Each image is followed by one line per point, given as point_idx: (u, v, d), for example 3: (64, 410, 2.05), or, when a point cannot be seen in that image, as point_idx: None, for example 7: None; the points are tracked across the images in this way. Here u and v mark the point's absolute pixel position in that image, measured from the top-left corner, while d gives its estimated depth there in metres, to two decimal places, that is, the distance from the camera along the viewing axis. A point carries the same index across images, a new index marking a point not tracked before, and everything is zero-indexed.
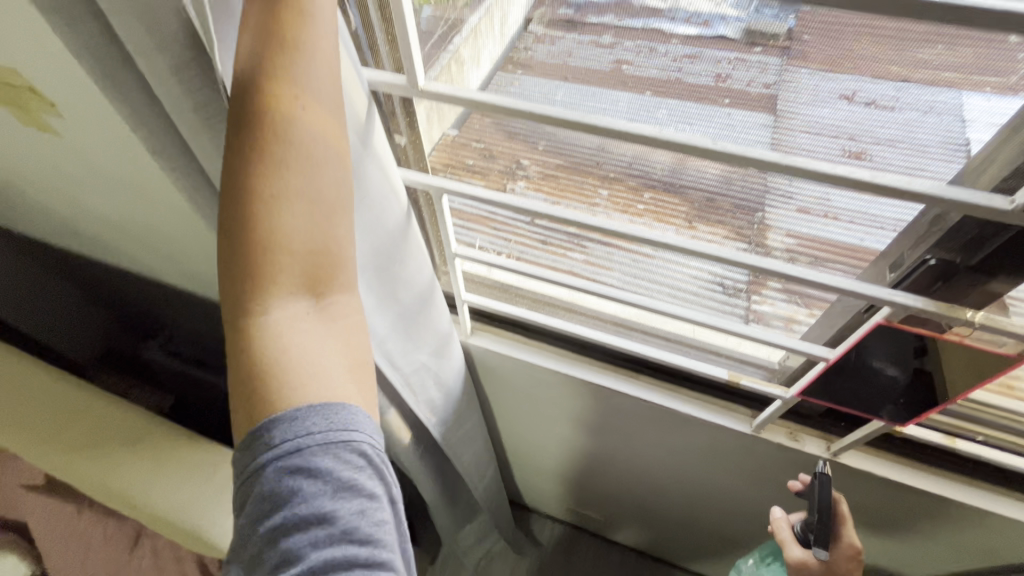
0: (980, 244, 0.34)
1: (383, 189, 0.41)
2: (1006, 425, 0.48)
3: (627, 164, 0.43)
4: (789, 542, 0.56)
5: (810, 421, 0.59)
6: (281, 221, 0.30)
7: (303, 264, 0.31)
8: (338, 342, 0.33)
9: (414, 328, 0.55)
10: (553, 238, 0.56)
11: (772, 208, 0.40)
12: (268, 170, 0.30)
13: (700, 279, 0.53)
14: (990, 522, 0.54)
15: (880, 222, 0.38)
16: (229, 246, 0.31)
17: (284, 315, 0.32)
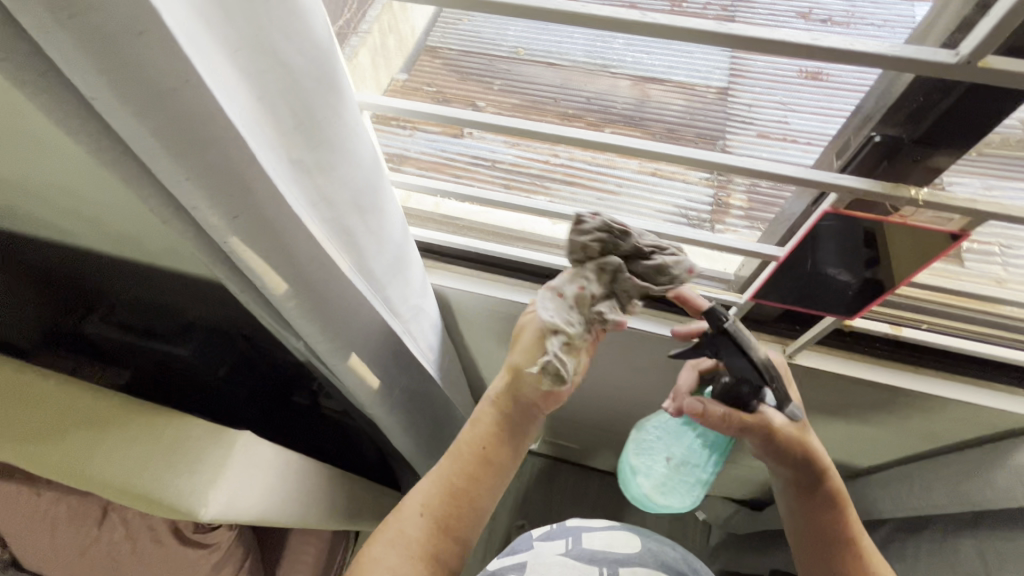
0: (924, 113, 0.32)
1: (348, 132, 0.38)
2: (947, 309, 0.49)
3: (589, 100, 0.43)
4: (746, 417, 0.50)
5: (767, 326, 0.59)
6: (432, 496, 0.51)
7: (455, 514, 0.51)
8: (458, 548, 0.51)
9: (401, 268, 0.54)
10: (515, 180, 0.54)
11: (733, 133, 0.41)
12: (476, 476, 0.52)
13: (665, 212, 0.51)
14: (935, 406, 0.57)
15: (831, 134, 0.37)
16: (426, 510, 0.51)
17: (438, 541, 0.50)
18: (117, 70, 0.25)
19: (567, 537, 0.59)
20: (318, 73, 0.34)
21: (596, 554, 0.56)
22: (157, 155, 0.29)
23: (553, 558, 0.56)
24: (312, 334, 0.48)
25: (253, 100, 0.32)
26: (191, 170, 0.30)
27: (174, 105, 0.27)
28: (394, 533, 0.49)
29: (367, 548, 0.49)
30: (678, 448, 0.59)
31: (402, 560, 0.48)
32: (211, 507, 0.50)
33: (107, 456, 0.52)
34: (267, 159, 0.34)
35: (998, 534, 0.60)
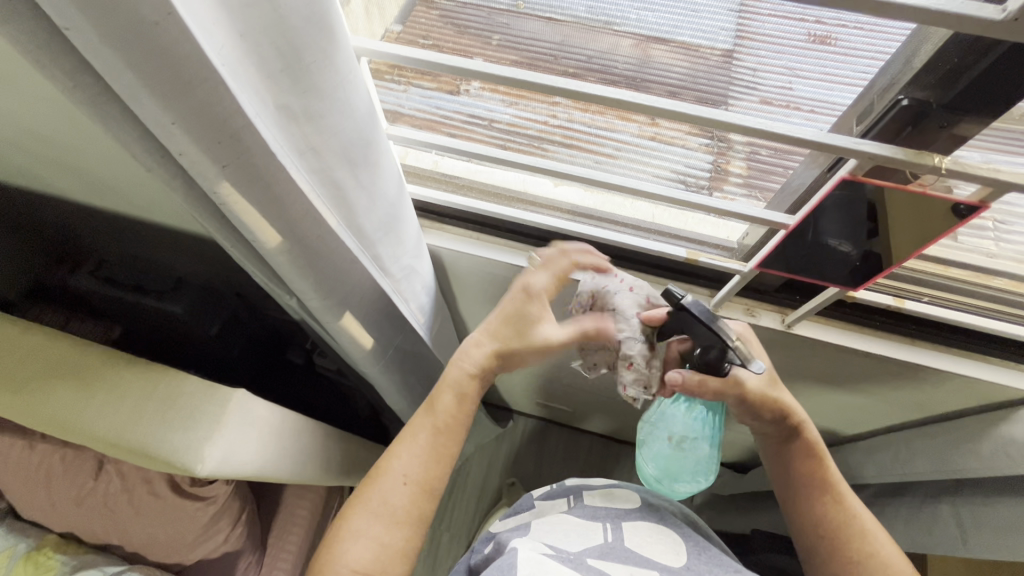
0: (958, 75, 0.31)
1: (340, 78, 0.34)
2: (949, 281, 0.49)
3: (589, 59, 0.40)
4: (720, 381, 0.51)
5: (766, 295, 0.59)
6: (415, 465, 0.53)
7: (432, 479, 0.53)
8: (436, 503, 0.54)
9: (395, 227, 0.51)
10: (513, 141, 0.52)
11: (734, 96, 0.38)
12: (448, 439, 0.55)
13: (661, 176, 0.50)
14: (928, 377, 0.57)
15: (839, 103, 0.36)
16: (405, 480, 0.52)
17: (420, 504, 0.52)
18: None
19: (569, 496, 0.61)
20: (310, 11, 0.29)
21: (598, 512, 0.56)
22: (137, 91, 0.27)
23: (557, 515, 0.57)
24: (307, 291, 0.48)
25: (234, 36, 0.29)
26: (172, 112, 0.29)
27: (156, 40, 0.25)
28: (377, 501, 0.51)
29: (349, 517, 0.51)
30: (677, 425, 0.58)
31: (388, 528, 0.51)
32: (207, 463, 0.50)
33: (97, 413, 0.51)
34: (250, 103, 0.31)
35: (974, 499, 0.63)
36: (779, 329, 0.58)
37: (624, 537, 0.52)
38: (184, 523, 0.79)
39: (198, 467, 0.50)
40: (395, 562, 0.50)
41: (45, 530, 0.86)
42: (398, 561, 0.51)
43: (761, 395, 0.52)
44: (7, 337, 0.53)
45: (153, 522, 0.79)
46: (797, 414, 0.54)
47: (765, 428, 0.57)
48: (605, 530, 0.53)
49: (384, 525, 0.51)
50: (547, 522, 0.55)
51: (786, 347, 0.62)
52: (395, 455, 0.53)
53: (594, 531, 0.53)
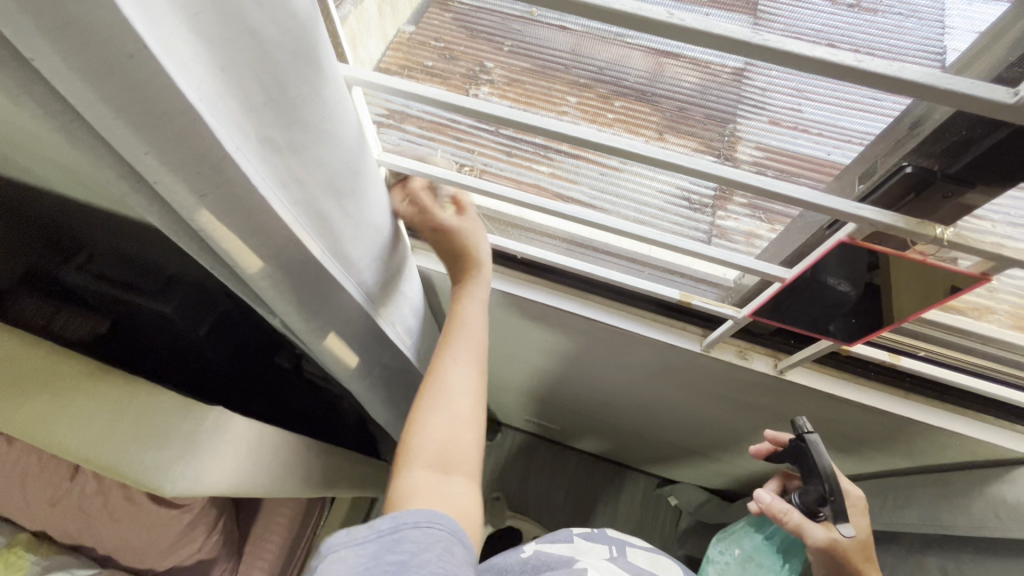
0: (965, 147, 0.30)
1: (324, 111, 0.33)
2: (946, 339, 0.48)
3: (599, 70, 0.38)
4: (807, 520, 0.59)
5: (762, 339, 0.58)
6: (466, 360, 0.54)
7: (477, 366, 0.54)
8: (478, 384, 0.53)
9: (383, 252, 0.50)
10: (518, 150, 0.48)
11: (743, 117, 0.36)
12: (478, 336, 0.55)
13: (666, 193, 0.47)
14: (922, 431, 0.56)
15: (846, 128, 0.33)
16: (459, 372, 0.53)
17: (469, 396, 0.52)
18: (59, 33, 0.22)
19: (611, 546, 0.58)
20: (295, 46, 0.28)
21: (642, 569, 0.54)
22: (111, 122, 0.26)
23: (601, 560, 0.54)
24: (289, 314, 0.47)
25: (215, 71, 0.27)
26: (151, 145, 0.28)
27: (128, 73, 0.24)
28: (444, 396, 0.51)
29: (418, 410, 0.50)
30: (748, 543, 0.77)
31: (454, 411, 0.50)
32: (178, 482, 0.49)
33: (66, 426, 0.50)
34: (230, 136, 0.30)
35: (962, 554, 0.61)
36: (771, 374, 0.57)
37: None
38: (159, 530, 0.78)
39: (167, 487, 0.50)
40: (467, 443, 0.50)
41: (18, 526, 0.85)
42: (466, 435, 0.50)
43: (853, 561, 0.57)
44: (12, 350, 0.51)
45: (128, 527, 0.78)
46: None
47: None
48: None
49: (454, 408, 0.50)
50: (594, 565, 0.52)
51: (777, 391, 0.61)
52: (445, 355, 0.53)
53: None
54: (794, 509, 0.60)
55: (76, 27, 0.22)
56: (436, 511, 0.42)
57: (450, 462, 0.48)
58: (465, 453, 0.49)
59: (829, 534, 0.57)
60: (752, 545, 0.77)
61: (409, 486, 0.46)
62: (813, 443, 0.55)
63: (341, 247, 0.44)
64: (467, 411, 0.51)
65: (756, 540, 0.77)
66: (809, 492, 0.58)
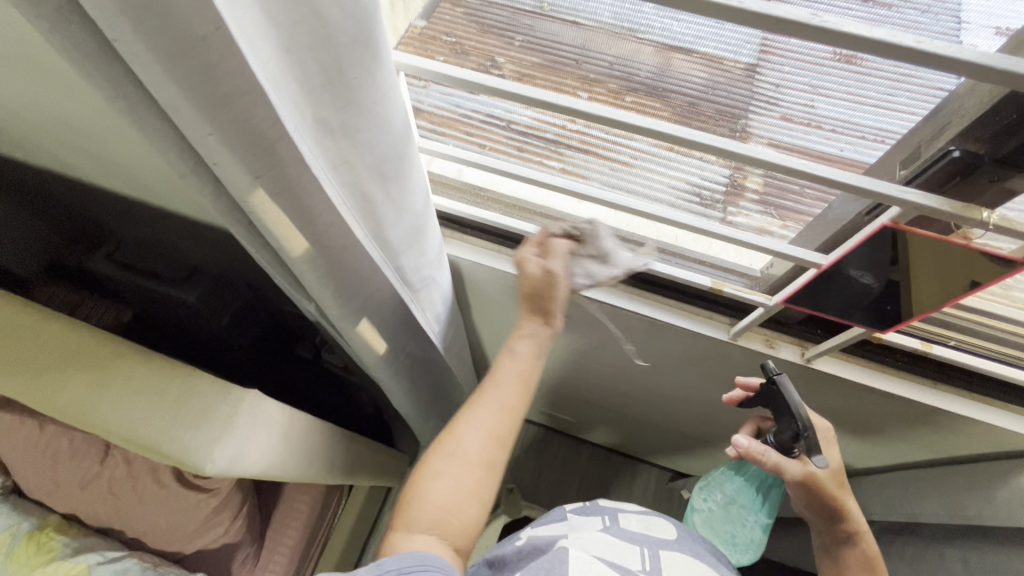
0: (1013, 133, 0.31)
1: (378, 95, 0.33)
2: (977, 329, 0.48)
3: (611, 65, 0.38)
4: (784, 458, 0.55)
5: (788, 328, 0.58)
6: (493, 416, 0.51)
7: (509, 431, 0.51)
8: (501, 452, 0.51)
9: (420, 238, 0.50)
10: (529, 144, 0.49)
11: (754, 113, 0.36)
12: (506, 391, 0.52)
13: (676, 188, 0.47)
14: (950, 421, 0.56)
15: (860, 125, 0.34)
16: (476, 431, 0.50)
17: (483, 466, 0.49)
18: (141, 14, 0.23)
19: (603, 515, 0.58)
20: (357, 30, 0.28)
21: (635, 535, 0.54)
22: (180, 104, 0.27)
23: (593, 532, 0.53)
24: (325, 298, 0.48)
25: (279, 51, 0.29)
26: (215, 127, 0.29)
27: (204, 53, 0.25)
28: (457, 453, 0.49)
29: (429, 458, 0.49)
30: (727, 485, 0.73)
31: (468, 471, 0.48)
32: (215, 462, 0.50)
33: (109, 406, 0.51)
34: (289, 115, 0.31)
35: (986, 546, 0.62)
36: (798, 363, 0.57)
37: (663, 567, 0.50)
38: (185, 513, 0.79)
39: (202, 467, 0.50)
40: (472, 515, 0.48)
41: (46, 508, 0.87)
42: (471, 506, 0.48)
43: (831, 491, 0.55)
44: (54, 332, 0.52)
45: (155, 510, 0.79)
46: (859, 522, 0.56)
47: (821, 530, 0.59)
48: (645, 557, 0.50)
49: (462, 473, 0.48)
50: (583, 539, 0.52)
51: (803, 380, 0.61)
52: (466, 412, 0.51)
53: (631, 555, 0.50)
54: (770, 448, 0.56)
55: (161, 11, 0.23)
56: (426, 556, 0.43)
57: (444, 530, 0.46)
58: (462, 524, 0.47)
59: (806, 469, 0.53)
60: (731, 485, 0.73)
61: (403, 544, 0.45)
62: (784, 380, 0.50)
63: (382, 228, 0.45)
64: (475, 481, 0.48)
65: (734, 483, 0.72)
66: (785, 430, 0.54)
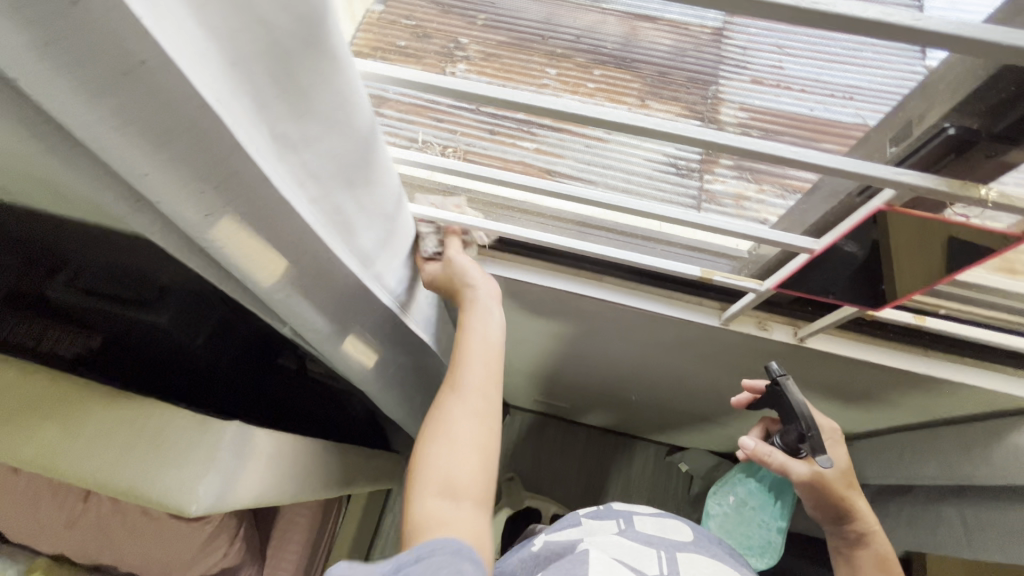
0: (1011, 104, 0.29)
1: (336, 103, 0.29)
2: (968, 299, 0.47)
3: (578, 38, 0.38)
4: (790, 459, 0.60)
5: (780, 307, 0.57)
6: (467, 392, 0.52)
7: (486, 399, 0.53)
8: (481, 421, 0.51)
9: (392, 238, 0.46)
10: (501, 125, 0.46)
11: (725, 78, 0.36)
12: (471, 365, 0.54)
13: (653, 160, 0.45)
14: (943, 388, 0.56)
15: (829, 83, 0.33)
16: (459, 410, 0.51)
17: (476, 434, 0.50)
18: (59, 42, 0.19)
19: (619, 518, 0.58)
20: (306, 35, 0.24)
21: (652, 538, 0.53)
22: (114, 137, 0.24)
23: (609, 536, 0.53)
24: (302, 321, 0.45)
25: (224, 66, 0.24)
26: (162, 157, 0.26)
27: (151, 83, 0.22)
28: (444, 434, 0.50)
29: (422, 446, 0.50)
30: (740, 489, 0.80)
31: (461, 437, 0.50)
32: (201, 501, 0.48)
33: (82, 451, 0.48)
34: (246, 137, 0.27)
35: (981, 503, 0.63)
36: (791, 342, 0.57)
37: (680, 568, 0.48)
38: (179, 545, 0.77)
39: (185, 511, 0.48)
40: (478, 475, 0.48)
41: (35, 551, 0.84)
42: (475, 464, 0.49)
43: (836, 491, 0.58)
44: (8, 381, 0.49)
45: (148, 544, 0.77)
46: (870, 522, 0.58)
47: (834, 532, 0.61)
48: (662, 557, 0.49)
49: (461, 441, 0.49)
50: (601, 541, 0.51)
51: (798, 357, 0.60)
52: (446, 397, 0.53)
53: (650, 557, 0.49)
54: (776, 450, 0.61)
55: (88, 39, 0.20)
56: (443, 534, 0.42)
57: (457, 495, 0.46)
58: (476, 484, 0.48)
59: (812, 469, 0.58)
60: (744, 488, 0.79)
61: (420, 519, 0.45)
62: (789, 387, 0.55)
63: (355, 238, 0.41)
64: (474, 443, 0.50)
65: (747, 485, 0.79)
66: (789, 433, 0.59)
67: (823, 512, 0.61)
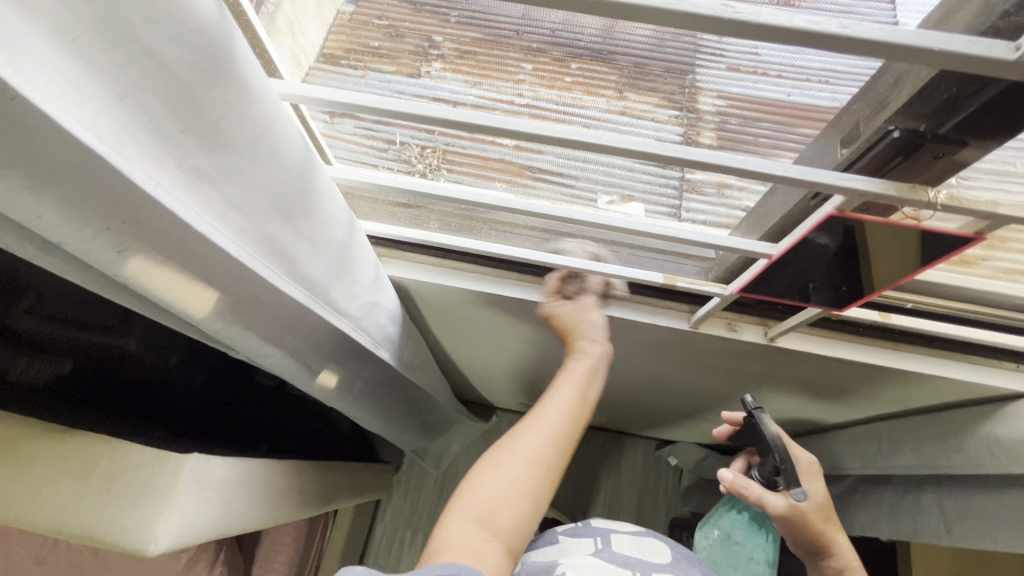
0: (958, 104, 0.27)
1: (256, 136, 0.28)
2: (932, 293, 0.47)
3: (553, 32, 0.35)
4: (767, 492, 0.60)
5: (749, 309, 0.56)
6: (551, 425, 0.51)
7: (565, 443, 0.51)
8: (547, 459, 0.50)
9: (347, 270, 0.44)
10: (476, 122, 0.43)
11: (701, 66, 0.34)
12: (562, 405, 0.53)
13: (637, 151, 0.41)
14: (915, 380, 0.56)
15: (806, 67, 0.31)
16: (541, 443, 0.50)
17: (540, 472, 0.49)
18: None
19: (595, 537, 0.57)
20: (205, 66, 0.24)
21: (629, 559, 0.52)
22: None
23: (585, 556, 0.52)
24: (249, 346, 0.44)
25: (110, 99, 0.22)
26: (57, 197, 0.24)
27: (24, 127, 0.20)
28: (510, 455, 0.49)
29: (480, 463, 0.49)
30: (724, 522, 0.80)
31: (523, 467, 0.48)
32: (160, 541, 0.45)
33: (37, 493, 0.47)
34: (143, 171, 0.25)
35: (957, 491, 0.64)
36: (762, 343, 0.56)
37: None
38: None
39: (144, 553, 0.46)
40: (521, 517, 0.46)
41: None
42: (523, 506, 0.47)
43: (815, 525, 0.58)
44: None
45: None
46: (849, 560, 0.58)
47: (816, 568, 0.61)
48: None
49: (521, 473, 0.48)
50: (576, 564, 0.51)
51: (771, 356, 0.60)
52: (523, 424, 0.52)
53: None
54: (753, 482, 0.61)
55: None
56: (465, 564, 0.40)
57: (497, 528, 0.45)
58: (517, 524, 0.46)
59: (788, 502, 0.57)
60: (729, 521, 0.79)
61: (452, 537, 0.43)
62: (763, 418, 0.58)
63: (299, 268, 0.39)
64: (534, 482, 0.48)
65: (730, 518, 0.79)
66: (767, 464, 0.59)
67: (803, 546, 0.61)
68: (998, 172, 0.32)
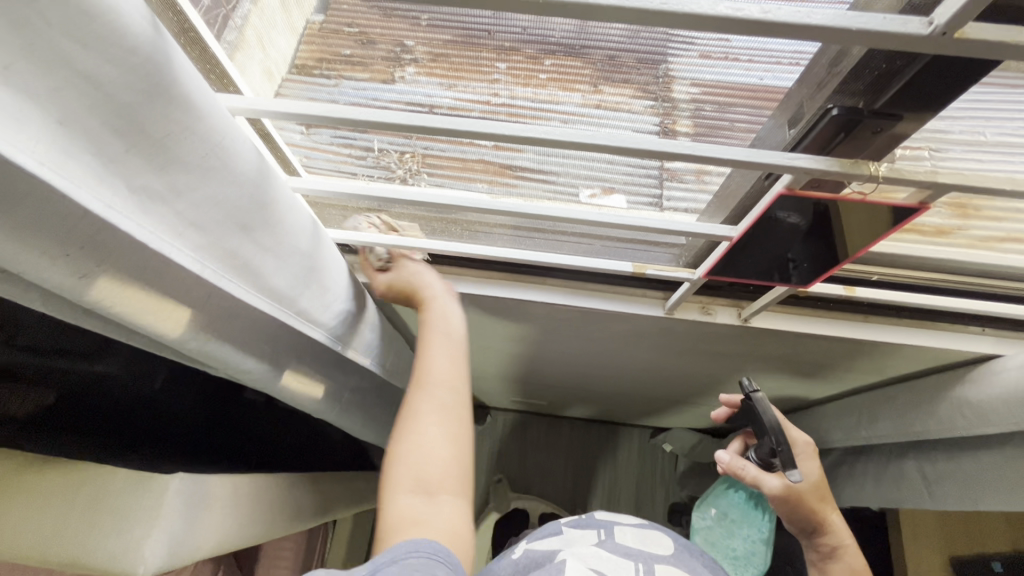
0: (890, 79, 0.29)
1: (203, 149, 0.29)
2: (895, 264, 0.48)
3: (525, 31, 0.35)
4: (763, 473, 0.61)
5: (722, 291, 0.57)
6: (440, 387, 0.54)
7: (458, 398, 0.55)
8: (445, 421, 0.53)
9: (315, 277, 0.44)
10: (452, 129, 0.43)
11: (674, 55, 0.34)
12: (435, 372, 0.55)
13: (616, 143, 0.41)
14: (887, 350, 0.57)
15: (776, 49, 0.31)
16: (435, 408, 0.53)
17: (451, 430, 0.53)
18: None
19: (599, 529, 0.57)
20: (143, 84, 0.24)
21: (631, 549, 0.53)
22: None
23: (587, 547, 0.53)
24: (225, 365, 0.43)
25: (52, 125, 0.22)
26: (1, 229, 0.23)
27: None
28: (416, 429, 0.52)
29: (399, 442, 0.52)
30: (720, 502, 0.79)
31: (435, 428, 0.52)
32: (148, 563, 0.45)
33: (23, 524, 0.47)
34: (94, 195, 0.25)
35: (936, 456, 0.65)
36: (737, 323, 0.57)
37: None
38: None
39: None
40: (450, 467, 0.51)
41: None
42: (443, 458, 0.51)
43: (811, 503, 0.60)
44: None
45: None
46: (840, 534, 0.61)
47: (808, 544, 0.63)
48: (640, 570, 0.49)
49: (434, 436, 0.52)
50: (578, 553, 0.51)
51: (748, 336, 0.61)
52: (417, 393, 0.54)
53: (627, 567, 0.49)
54: (750, 464, 0.62)
55: None
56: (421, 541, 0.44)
57: (431, 488, 0.49)
58: (447, 478, 0.50)
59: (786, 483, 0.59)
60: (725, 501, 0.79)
61: (396, 515, 0.48)
62: (761, 402, 0.58)
63: (266, 280, 0.39)
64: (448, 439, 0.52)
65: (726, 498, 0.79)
66: (763, 447, 0.60)
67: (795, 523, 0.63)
68: (968, 143, 0.34)
